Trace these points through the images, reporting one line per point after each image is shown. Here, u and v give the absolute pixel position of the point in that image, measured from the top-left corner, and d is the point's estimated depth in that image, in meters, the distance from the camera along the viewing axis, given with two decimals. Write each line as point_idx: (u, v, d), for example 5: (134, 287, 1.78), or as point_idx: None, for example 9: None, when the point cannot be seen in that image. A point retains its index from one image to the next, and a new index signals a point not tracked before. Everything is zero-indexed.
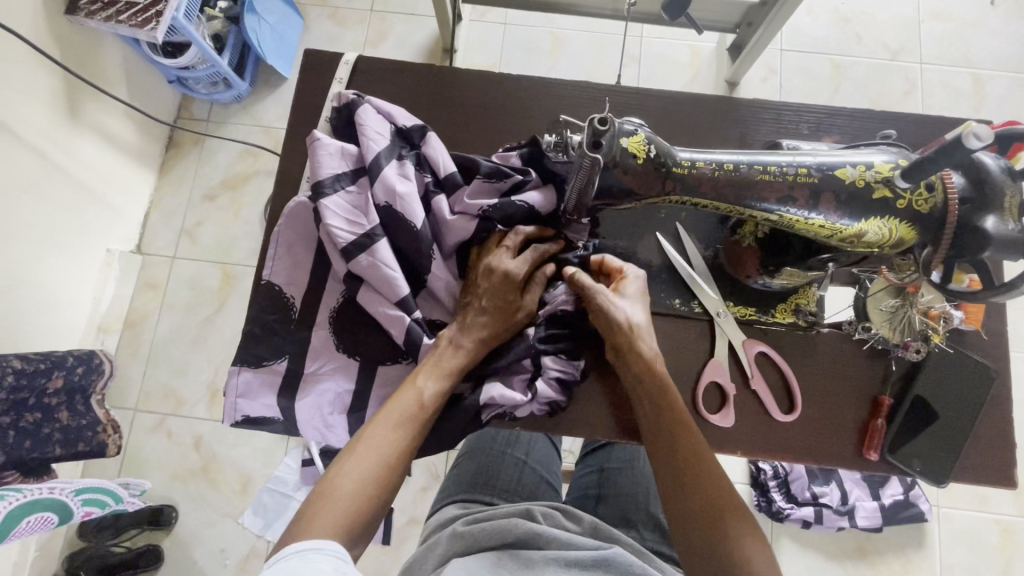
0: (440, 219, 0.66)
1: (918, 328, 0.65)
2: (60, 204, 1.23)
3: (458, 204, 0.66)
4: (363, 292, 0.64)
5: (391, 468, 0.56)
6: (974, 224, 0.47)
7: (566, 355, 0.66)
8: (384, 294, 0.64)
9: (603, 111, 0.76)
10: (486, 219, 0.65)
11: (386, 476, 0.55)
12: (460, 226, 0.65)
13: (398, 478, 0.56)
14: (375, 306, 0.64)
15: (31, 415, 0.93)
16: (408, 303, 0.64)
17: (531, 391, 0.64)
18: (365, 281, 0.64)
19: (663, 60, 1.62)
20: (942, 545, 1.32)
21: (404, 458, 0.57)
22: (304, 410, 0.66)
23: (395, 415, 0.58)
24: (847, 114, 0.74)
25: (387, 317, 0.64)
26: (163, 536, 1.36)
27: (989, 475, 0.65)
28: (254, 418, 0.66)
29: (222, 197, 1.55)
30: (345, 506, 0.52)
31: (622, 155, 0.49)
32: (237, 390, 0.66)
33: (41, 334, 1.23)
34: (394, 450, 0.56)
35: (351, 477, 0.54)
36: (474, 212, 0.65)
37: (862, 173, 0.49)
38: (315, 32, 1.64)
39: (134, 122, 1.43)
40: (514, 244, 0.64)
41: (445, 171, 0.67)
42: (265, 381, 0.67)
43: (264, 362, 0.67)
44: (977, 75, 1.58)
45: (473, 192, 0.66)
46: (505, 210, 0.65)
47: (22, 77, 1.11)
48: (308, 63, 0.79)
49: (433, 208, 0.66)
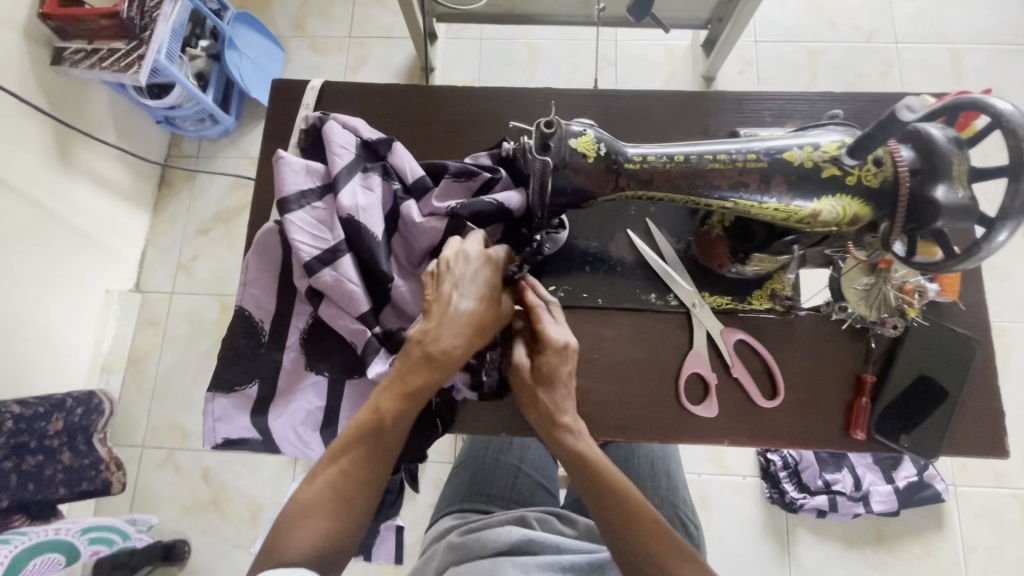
0: (409, 223, 0.67)
1: (893, 304, 0.64)
2: (56, 249, 1.26)
3: (428, 207, 0.68)
4: (325, 306, 0.65)
5: (351, 493, 0.56)
6: (925, 195, 0.47)
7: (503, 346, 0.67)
8: (345, 310, 0.65)
9: (549, 112, 0.78)
10: (454, 216, 0.66)
11: (345, 499, 0.56)
12: (428, 228, 0.66)
13: (362, 500, 0.56)
14: (338, 320, 0.65)
15: (34, 458, 0.94)
16: (368, 317, 0.65)
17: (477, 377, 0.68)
18: (326, 296, 0.65)
19: (640, 61, 1.64)
20: (962, 524, 1.29)
21: (365, 482, 0.57)
22: (278, 430, 0.68)
23: (353, 436, 0.58)
24: (808, 98, 0.75)
25: (351, 331, 0.65)
26: (177, 571, 1.37)
27: (981, 447, 0.64)
28: (234, 439, 0.68)
29: (215, 230, 1.58)
30: (309, 535, 0.54)
31: (572, 155, 0.50)
32: (213, 413, 0.68)
33: (45, 378, 1.25)
34: (353, 472, 0.57)
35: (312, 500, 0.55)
36: (443, 212, 0.66)
37: (809, 154, 0.49)
38: (296, 62, 1.68)
39: (124, 163, 1.46)
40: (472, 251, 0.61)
41: (412, 177, 0.69)
42: (240, 404, 0.69)
43: (235, 387, 0.69)
44: (954, 50, 1.58)
45: (441, 194, 0.68)
46: (472, 207, 0.65)
47: (13, 129, 1.14)
48: (278, 92, 0.81)
49: (403, 215, 0.67)
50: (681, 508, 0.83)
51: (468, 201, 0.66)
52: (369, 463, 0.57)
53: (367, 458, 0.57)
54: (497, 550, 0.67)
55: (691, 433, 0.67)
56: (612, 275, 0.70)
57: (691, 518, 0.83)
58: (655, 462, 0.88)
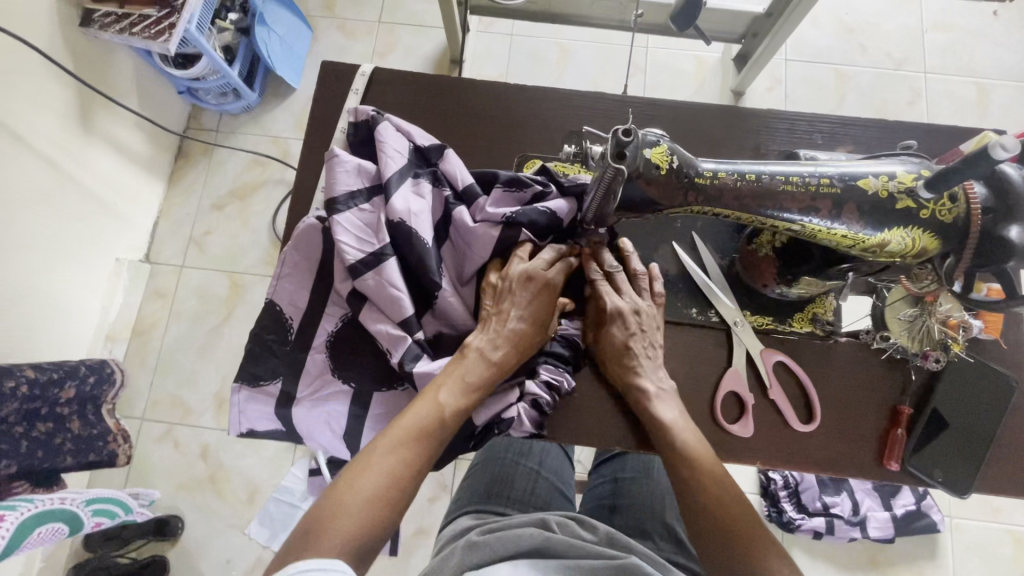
0: (463, 229, 0.66)
1: (937, 338, 0.65)
2: (70, 213, 1.24)
3: (480, 213, 0.66)
4: (366, 310, 0.65)
5: (404, 490, 0.55)
6: (998, 234, 0.47)
7: (556, 361, 0.66)
8: (388, 314, 0.64)
9: (627, 121, 0.76)
10: (509, 225, 0.65)
11: (397, 492, 0.54)
12: (479, 237, 0.66)
13: (411, 496, 0.56)
14: (378, 324, 0.64)
15: (43, 425, 0.93)
16: (410, 323, 0.64)
17: (522, 391, 0.64)
18: (370, 299, 0.65)
19: (670, 70, 1.63)
20: (956, 555, 1.30)
21: (414, 476, 0.56)
22: (305, 428, 0.66)
23: (414, 429, 0.57)
24: (861, 123, 0.75)
25: (388, 337, 0.63)
26: (169, 547, 1.35)
27: (1009, 487, 0.64)
28: (258, 430, 0.66)
29: (230, 206, 1.56)
30: (356, 522, 0.51)
31: (645, 166, 0.50)
32: (239, 403, 0.67)
33: (50, 343, 1.23)
34: (411, 465, 0.56)
35: (365, 490, 0.53)
36: (497, 220, 0.66)
37: (885, 184, 0.49)
38: (323, 43, 1.66)
39: (144, 132, 1.44)
40: (549, 258, 0.66)
41: (463, 184, 0.68)
42: (263, 395, 0.67)
43: (260, 381, 0.67)
44: (981, 85, 1.58)
45: (495, 201, 0.67)
46: (528, 215, 0.65)
47: (36, 88, 1.12)
48: (324, 77, 0.80)
49: (455, 220, 0.66)
50: None
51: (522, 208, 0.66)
52: (423, 459, 0.57)
53: (425, 449, 0.57)
54: (518, 551, 0.67)
55: (727, 452, 0.66)
56: None
57: None
58: None
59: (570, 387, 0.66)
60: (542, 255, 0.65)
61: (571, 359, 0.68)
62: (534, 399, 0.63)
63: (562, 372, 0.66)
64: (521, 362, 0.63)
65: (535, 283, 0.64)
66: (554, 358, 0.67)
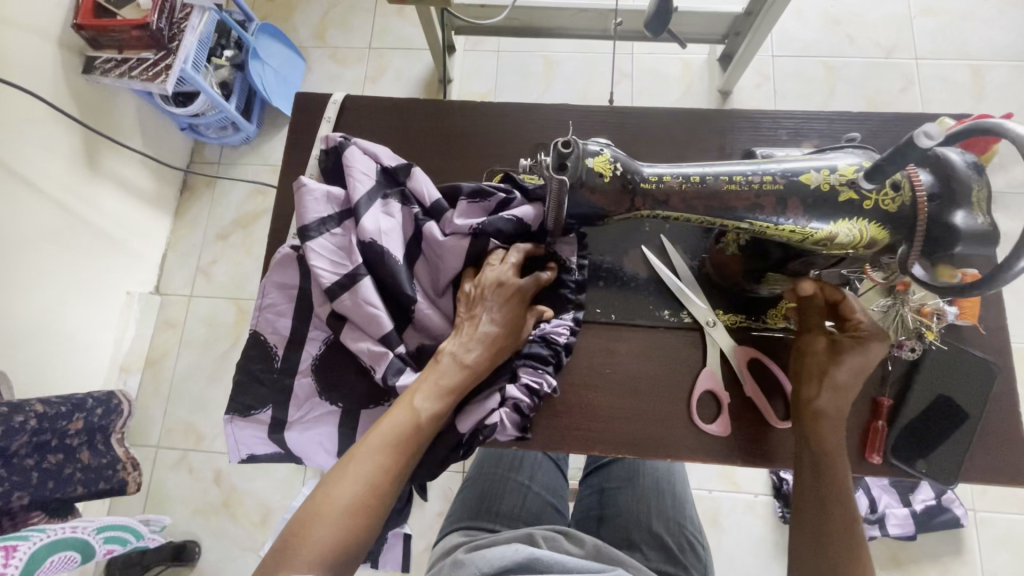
0: (433, 243, 0.68)
1: (912, 326, 0.63)
2: (80, 251, 1.29)
3: (449, 225, 0.68)
4: (347, 330, 0.67)
5: (382, 499, 0.55)
6: (944, 220, 0.48)
7: (538, 364, 0.66)
8: (368, 332, 0.66)
9: (568, 134, 0.78)
10: (477, 235, 0.67)
11: (374, 500, 0.54)
12: (450, 248, 0.68)
13: (388, 503, 0.56)
14: (359, 342, 0.66)
15: (54, 455, 0.96)
16: (390, 338, 0.65)
17: (503, 397, 0.64)
18: (349, 320, 0.67)
19: (656, 74, 1.64)
20: (983, 551, 1.22)
21: (391, 483, 0.56)
22: (299, 449, 0.69)
23: (390, 436, 0.57)
24: (826, 118, 0.75)
25: (371, 353, 0.65)
26: (186, 572, 1.38)
27: (1000, 474, 0.64)
28: (258, 455, 0.69)
29: (234, 236, 1.60)
30: (333, 533, 0.52)
31: (589, 174, 0.53)
32: (235, 432, 0.69)
33: (65, 377, 1.28)
34: (387, 473, 0.55)
35: (341, 501, 0.53)
36: (465, 231, 0.67)
37: (826, 177, 0.52)
38: (317, 72, 1.71)
39: (148, 169, 1.50)
40: (514, 260, 0.66)
41: (430, 200, 0.70)
42: (255, 423, 0.69)
43: (252, 411, 0.70)
44: (975, 66, 1.56)
45: (462, 213, 0.69)
46: (494, 224, 0.66)
47: (43, 135, 1.18)
48: (300, 108, 0.83)
49: (425, 234, 0.68)
50: (689, 527, 0.81)
51: (489, 217, 0.68)
52: (400, 467, 0.56)
53: (402, 455, 0.57)
54: (501, 568, 0.62)
55: (704, 455, 0.66)
56: (625, 291, 0.71)
57: (697, 538, 0.81)
58: (661, 481, 0.86)
59: (551, 389, 0.66)
60: (511, 258, 0.66)
61: (554, 359, 0.67)
62: (515, 403, 0.63)
63: (542, 374, 0.66)
64: (495, 364, 0.63)
65: (505, 287, 0.64)
66: (533, 360, 0.66)
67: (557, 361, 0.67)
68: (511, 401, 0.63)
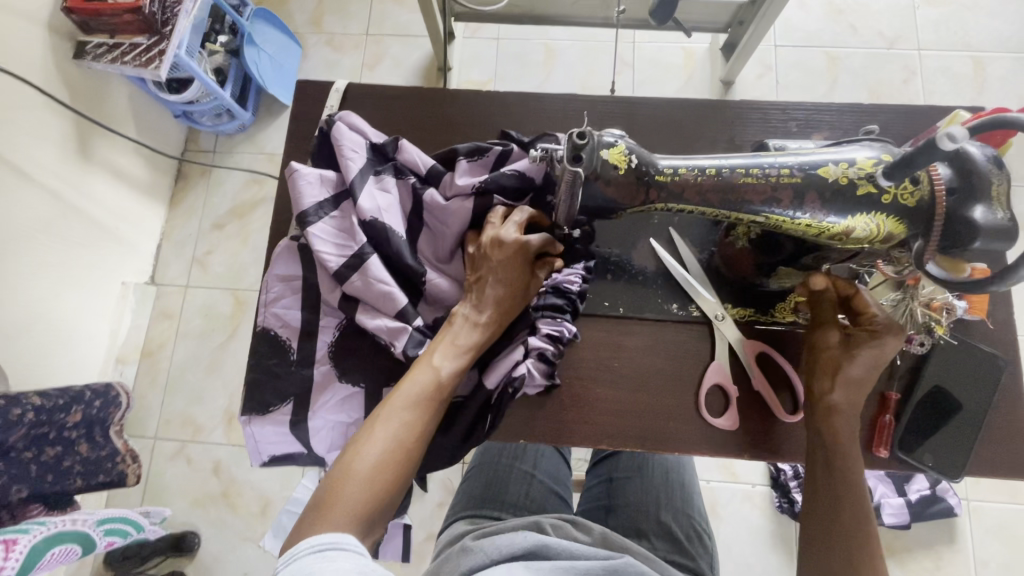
0: (436, 211, 0.68)
1: (920, 321, 0.63)
2: (74, 241, 1.27)
3: (450, 189, 0.68)
4: (360, 311, 0.66)
5: (411, 455, 0.54)
6: (963, 216, 0.47)
7: (555, 314, 0.66)
8: (381, 308, 0.65)
9: (583, 124, 0.77)
10: (481, 193, 0.66)
11: (404, 455, 0.54)
12: (457, 214, 0.67)
13: (417, 460, 0.55)
14: (373, 320, 0.65)
15: (52, 448, 0.95)
16: (407, 312, 0.64)
17: (526, 348, 0.64)
18: (360, 300, 0.66)
19: (658, 63, 1.62)
20: (975, 540, 1.24)
21: (420, 439, 0.55)
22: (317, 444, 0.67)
23: (415, 394, 0.56)
24: (836, 110, 0.74)
25: (388, 330, 0.64)
26: (187, 562, 1.37)
27: (1003, 467, 0.64)
28: (280, 455, 0.67)
29: (231, 225, 1.58)
30: (366, 492, 0.51)
31: (603, 167, 0.53)
32: (253, 434, 0.68)
33: (60, 369, 1.26)
34: (415, 429, 0.55)
35: (370, 459, 0.52)
36: (468, 190, 0.67)
37: (844, 171, 0.52)
38: (313, 59, 1.68)
39: (142, 157, 1.47)
40: (517, 218, 0.63)
41: (425, 167, 0.69)
42: (271, 422, 0.69)
43: (269, 409, 0.69)
44: (977, 58, 1.55)
45: (464, 172, 0.68)
46: (496, 181, 0.66)
47: (33, 120, 1.15)
48: (302, 96, 0.81)
49: (427, 203, 0.68)
50: (695, 518, 0.82)
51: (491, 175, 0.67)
52: (427, 422, 0.56)
53: (427, 410, 0.56)
54: (509, 554, 0.62)
55: (715, 447, 0.66)
56: (633, 283, 0.71)
57: (704, 528, 0.81)
58: (668, 473, 0.86)
59: (572, 334, 0.66)
60: (513, 217, 0.63)
61: (569, 307, 0.67)
62: (540, 352, 0.64)
63: (562, 322, 0.65)
64: (507, 322, 0.62)
65: (507, 246, 0.61)
66: (550, 311, 0.66)
67: (572, 308, 0.67)
68: (534, 351, 0.64)
